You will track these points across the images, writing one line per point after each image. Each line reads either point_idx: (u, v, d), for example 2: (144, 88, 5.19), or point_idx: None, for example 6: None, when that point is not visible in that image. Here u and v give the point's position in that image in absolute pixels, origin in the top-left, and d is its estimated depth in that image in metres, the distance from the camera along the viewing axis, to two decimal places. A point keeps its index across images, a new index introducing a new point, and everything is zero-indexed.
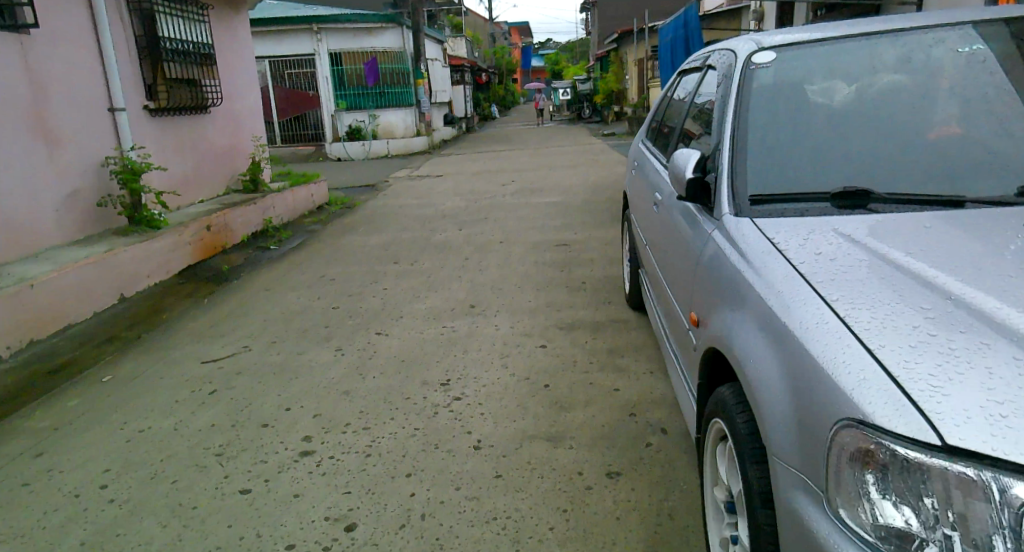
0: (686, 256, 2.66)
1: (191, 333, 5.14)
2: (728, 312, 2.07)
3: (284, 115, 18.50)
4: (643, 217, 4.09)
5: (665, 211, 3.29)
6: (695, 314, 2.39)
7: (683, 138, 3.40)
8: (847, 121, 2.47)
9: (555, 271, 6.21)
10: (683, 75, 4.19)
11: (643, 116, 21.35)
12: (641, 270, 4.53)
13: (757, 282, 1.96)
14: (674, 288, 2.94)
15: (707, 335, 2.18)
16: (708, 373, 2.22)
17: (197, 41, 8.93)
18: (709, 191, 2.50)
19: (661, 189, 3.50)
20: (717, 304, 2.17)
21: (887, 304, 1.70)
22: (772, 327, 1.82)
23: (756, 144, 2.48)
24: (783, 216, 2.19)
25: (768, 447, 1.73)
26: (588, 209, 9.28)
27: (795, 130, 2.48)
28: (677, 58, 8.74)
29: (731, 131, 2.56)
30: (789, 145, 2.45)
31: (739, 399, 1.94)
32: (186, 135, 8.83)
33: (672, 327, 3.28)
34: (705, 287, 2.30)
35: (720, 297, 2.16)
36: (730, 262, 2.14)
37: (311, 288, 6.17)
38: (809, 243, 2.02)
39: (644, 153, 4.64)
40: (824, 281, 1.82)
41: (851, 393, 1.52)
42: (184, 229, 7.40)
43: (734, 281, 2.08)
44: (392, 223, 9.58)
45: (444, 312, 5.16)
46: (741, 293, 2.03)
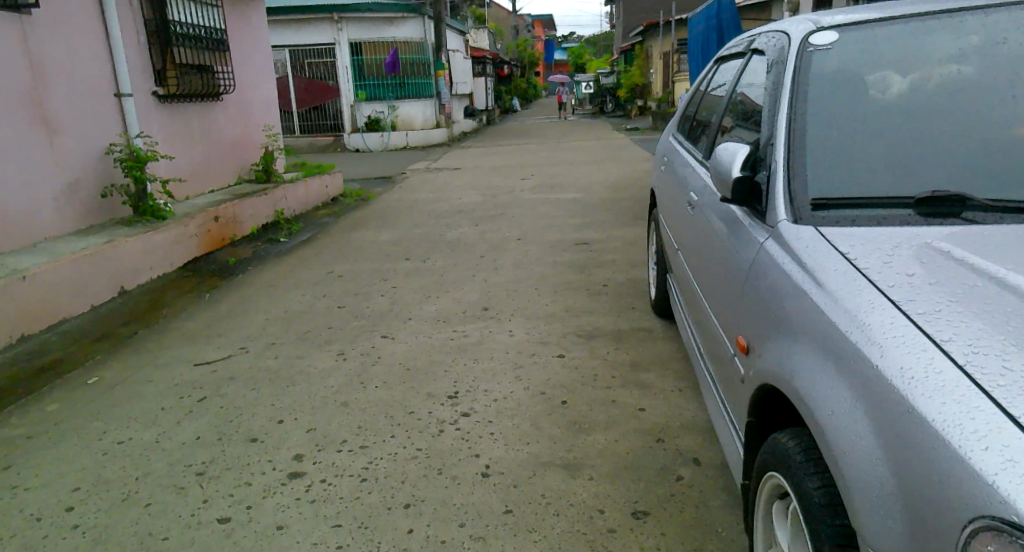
0: (727, 269, 2.31)
1: (188, 332, 4.86)
2: (788, 343, 1.71)
3: (303, 105, 18.03)
4: (674, 218, 3.74)
5: (700, 214, 2.94)
6: (742, 339, 2.03)
7: (722, 133, 3.04)
8: (909, 118, 2.11)
9: (574, 273, 5.87)
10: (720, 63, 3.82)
11: (667, 111, 20.90)
12: (668, 273, 4.19)
13: (832, 311, 1.59)
14: (712, 303, 2.59)
15: (759, 367, 1.82)
16: (758, 412, 1.87)
17: (209, 26, 8.65)
18: (758, 194, 2.14)
19: (696, 188, 3.14)
20: (770, 330, 1.81)
21: (1017, 347, 1.34)
22: (856, 370, 1.46)
23: (819, 141, 2.11)
24: (854, 227, 1.83)
25: (861, 529, 1.37)
26: (610, 207, 8.93)
27: (856, 127, 2.12)
28: (707, 49, 8.36)
29: (785, 124, 2.19)
30: (849, 144, 2.08)
31: (804, 453, 1.59)
32: (195, 124, 8.56)
33: (707, 344, 2.94)
34: (754, 309, 1.94)
35: (774, 321, 1.80)
36: (790, 281, 1.78)
37: (317, 286, 5.88)
38: (894, 262, 1.65)
39: (675, 146, 4.28)
40: (928, 315, 1.46)
41: (993, 480, 1.16)
42: (189, 221, 7.14)
43: (794, 303, 1.72)
44: (407, 217, 9.29)
45: (454, 316, 4.84)
46: (805, 318, 1.67)
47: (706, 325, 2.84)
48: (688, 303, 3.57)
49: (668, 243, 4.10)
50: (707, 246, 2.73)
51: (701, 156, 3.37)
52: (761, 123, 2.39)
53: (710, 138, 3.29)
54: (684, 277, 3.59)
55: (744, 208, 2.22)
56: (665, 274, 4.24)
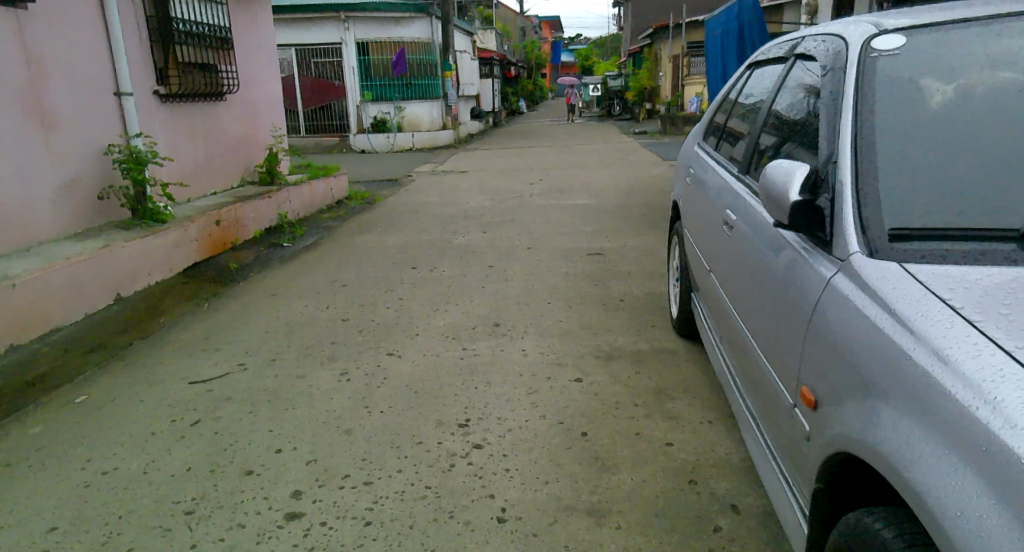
0: (782, 302, 2.09)
1: (184, 344, 4.61)
2: (878, 403, 1.50)
3: (309, 105, 18.10)
4: (706, 231, 3.51)
5: (740, 235, 2.72)
6: (807, 386, 1.82)
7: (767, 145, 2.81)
8: (965, 131, 1.90)
9: (588, 285, 5.61)
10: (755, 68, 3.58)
11: (676, 115, 20.64)
12: (693, 288, 3.96)
13: (940, 373, 1.39)
14: (761, 337, 2.37)
15: (838, 426, 1.61)
16: (835, 471, 1.67)
17: (213, 24, 8.41)
18: (820, 220, 1.92)
19: (735, 205, 2.92)
20: (855, 384, 1.59)
21: None
22: (983, 455, 1.26)
23: (896, 162, 1.88)
24: (951, 267, 1.62)
25: None
26: (622, 213, 8.68)
27: (913, 141, 1.91)
28: (725, 52, 8.10)
29: (851, 140, 1.96)
30: (912, 166, 1.87)
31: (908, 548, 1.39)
32: (198, 123, 8.33)
33: (746, 375, 2.72)
34: (826, 355, 1.72)
35: (858, 375, 1.58)
36: (878, 329, 1.56)
37: (321, 296, 5.63)
38: (1008, 315, 1.45)
39: (704, 152, 4.04)
40: None
41: None
42: (190, 225, 6.91)
43: (883, 357, 1.52)
44: (413, 221, 9.06)
45: (464, 332, 4.58)
46: (905, 381, 1.44)
47: (747, 356, 2.62)
48: (719, 324, 3.35)
49: (694, 257, 3.88)
50: (751, 273, 2.52)
51: (738, 170, 3.15)
52: (819, 137, 2.16)
53: (748, 151, 3.07)
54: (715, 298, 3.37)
55: (802, 234, 2.00)
56: (689, 289, 4.02)
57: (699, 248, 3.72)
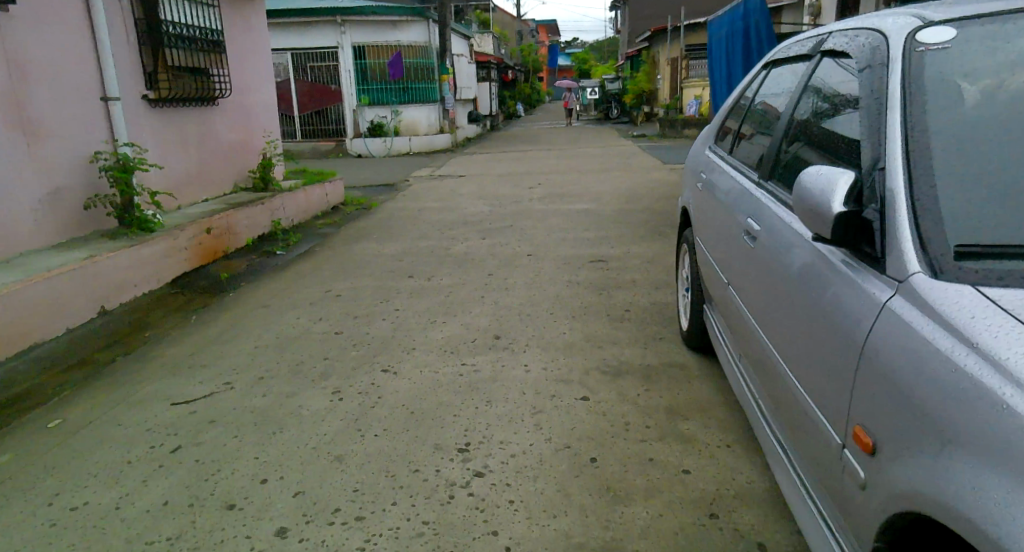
0: (822, 322, 1.92)
1: (169, 361, 4.39)
2: (964, 454, 1.34)
3: (306, 110, 17.94)
4: (722, 240, 3.34)
5: (767, 249, 2.56)
6: (862, 423, 1.66)
7: (795, 149, 2.64)
8: (1008, 135, 1.74)
9: (592, 294, 5.39)
10: (774, 68, 3.41)
11: (676, 118, 20.47)
12: (704, 300, 3.78)
13: None
14: (793, 358, 2.20)
15: (913, 477, 1.45)
16: (907, 525, 1.50)
17: (204, 27, 8.18)
18: (869, 235, 1.77)
19: (758, 213, 2.75)
20: (935, 425, 1.42)
21: None
22: None
23: (957, 171, 1.72)
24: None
25: None
26: (624, 219, 8.46)
27: (960, 145, 1.76)
28: (730, 53, 7.89)
29: (901, 146, 1.80)
30: (968, 172, 1.71)
31: None
32: (190, 129, 8.11)
33: (772, 395, 2.54)
34: (894, 387, 1.55)
35: (940, 415, 1.41)
36: (960, 368, 1.40)
37: (314, 307, 5.40)
38: None
39: (717, 157, 3.87)
40: None
41: None
42: (179, 234, 6.69)
43: (970, 403, 1.36)
44: (411, 228, 8.84)
45: (463, 346, 4.36)
46: (999, 434, 1.29)
47: (774, 377, 2.45)
48: (736, 338, 3.17)
49: (706, 266, 3.70)
50: (780, 291, 2.35)
51: (759, 176, 2.97)
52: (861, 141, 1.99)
53: (770, 155, 2.90)
54: (732, 311, 3.19)
55: (847, 250, 1.85)
56: (699, 300, 3.84)
57: (712, 258, 3.54)
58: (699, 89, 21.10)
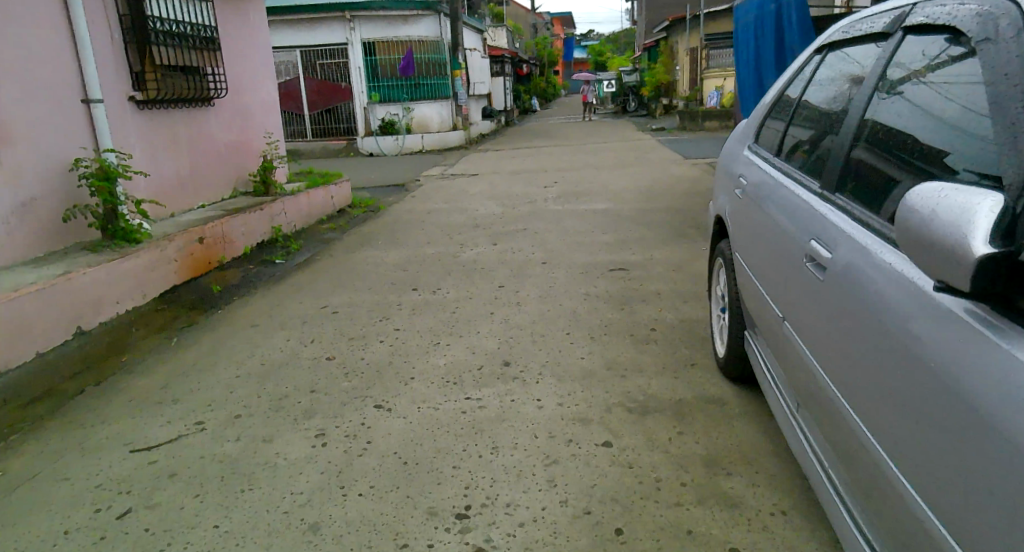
0: (966, 401, 1.47)
1: (140, 393, 3.91)
2: None
3: (314, 108, 17.49)
4: (766, 253, 2.89)
5: (841, 281, 2.10)
6: None
7: (877, 153, 2.18)
8: None
9: (613, 310, 4.86)
10: (830, 57, 2.94)
11: (696, 110, 19.80)
12: (740, 318, 3.33)
13: None
14: (886, 421, 1.76)
15: None
16: None
17: (198, 23, 7.68)
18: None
19: (824, 231, 2.30)
20: None
21: None
22: None
23: None
24: None
25: None
26: (645, 221, 7.90)
27: None
28: (759, 39, 7.31)
29: None
30: None
31: None
32: (182, 132, 7.66)
33: (838, 452, 2.12)
34: None
35: None
36: None
37: (307, 326, 4.91)
38: None
39: (760, 154, 3.41)
40: None
41: None
42: (167, 243, 6.18)
43: None
44: (418, 232, 8.34)
45: (468, 377, 3.84)
46: None
47: (847, 434, 2.02)
48: (780, 368, 2.74)
49: (743, 283, 3.26)
50: (868, 340, 1.89)
51: (821, 187, 2.51)
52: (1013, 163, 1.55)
53: (837, 163, 2.43)
54: (776, 337, 2.75)
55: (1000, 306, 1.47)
56: (731, 319, 3.39)
57: (751, 273, 3.10)
58: (718, 80, 20.41)
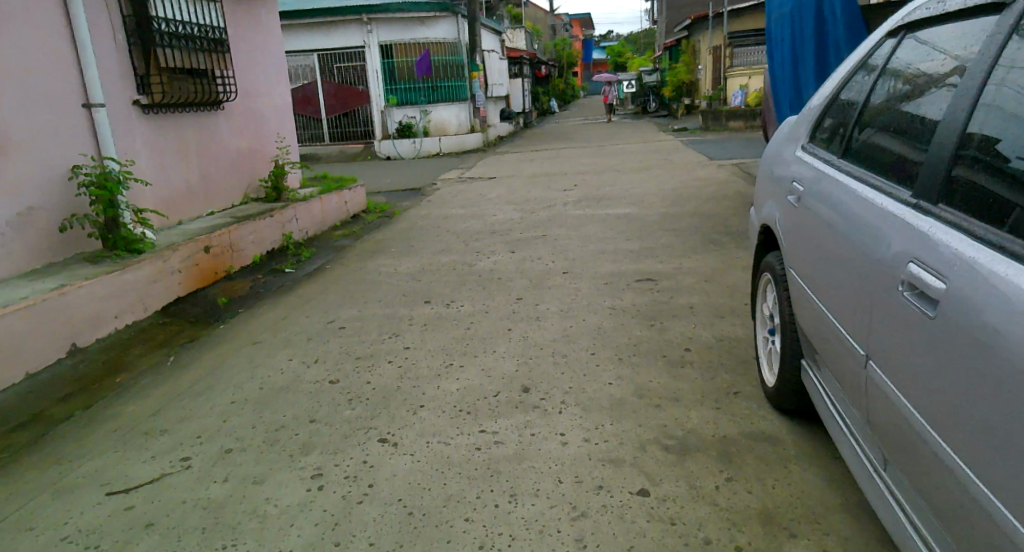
0: None
1: (128, 416, 3.53)
2: None
3: (333, 112, 17.25)
4: (833, 268, 2.50)
5: (960, 319, 1.70)
6: None
7: (1008, 157, 1.78)
8: None
9: (641, 326, 4.46)
10: (914, 44, 2.53)
11: (719, 110, 19.36)
12: (797, 342, 2.94)
13: None
14: None
15: None
16: None
17: (207, 25, 7.29)
18: None
19: (927, 254, 1.90)
20: None
21: None
22: None
23: None
24: None
25: None
26: (672, 227, 7.49)
27: None
28: (797, 33, 6.88)
29: None
30: None
31: None
32: (192, 138, 7.28)
33: (950, 523, 1.74)
34: None
35: None
36: None
37: (313, 343, 4.55)
38: None
39: (818, 153, 3.02)
40: None
41: None
42: (173, 254, 5.73)
43: None
44: (434, 239, 8.01)
45: (484, 406, 3.46)
46: None
47: (970, 508, 1.64)
48: (855, 404, 2.35)
49: (799, 301, 2.87)
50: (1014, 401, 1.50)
51: (916, 198, 2.11)
52: None
53: (941, 169, 2.03)
54: (849, 368, 2.37)
55: None
56: (785, 343, 3.00)
57: (811, 290, 2.72)
58: (742, 79, 19.98)
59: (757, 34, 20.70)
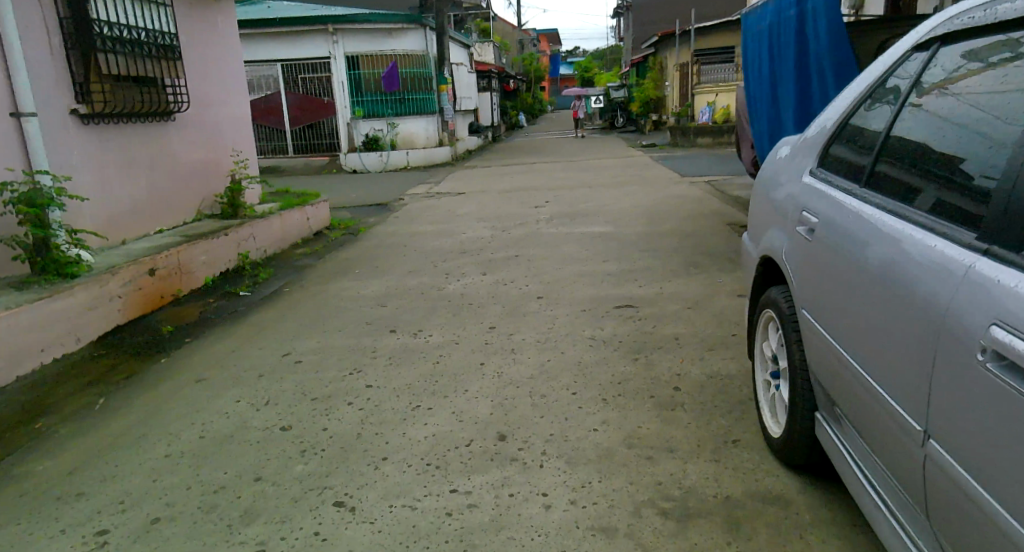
0: None
1: (43, 473, 3.08)
2: None
3: (298, 124, 16.76)
4: (865, 312, 2.19)
5: None
6: None
7: None
8: None
9: (626, 359, 4.11)
10: (957, 59, 2.23)
11: (688, 126, 19.25)
12: (811, 390, 2.61)
13: None
14: None
15: None
16: None
17: (155, 30, 6.83)
18: None
19: (1016, 316, 1.57)
20: None
21: None
22: None
23: None
24: None
25: None
26: (650, 247, 7.19)
27: None
28: (777, 53, 6.60)
29: None
30: None
31: None
32: (139, 151, 6.79)
33: None
34: None
35: None
36: None
37: (264, 380, 4.11)
38: None
39: (833, 178, 2.71)
40: None
41: None
42: (110, 279, 5.26)
43: None
44: (400, 259, 7.59)
45: (455, 459, 3.06)
46: None
47: None
48: (900, 476, 2.03)
49: (813, 345, 2.55)
50: None
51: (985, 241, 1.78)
52: None
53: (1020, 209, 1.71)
54: (892, 431, 2.05)
55: None
56: (796, 390, 2.67)
57: (834, 336, 2.39)
58: (711, 96, 19.93)
59: (724, 51, 20.73)
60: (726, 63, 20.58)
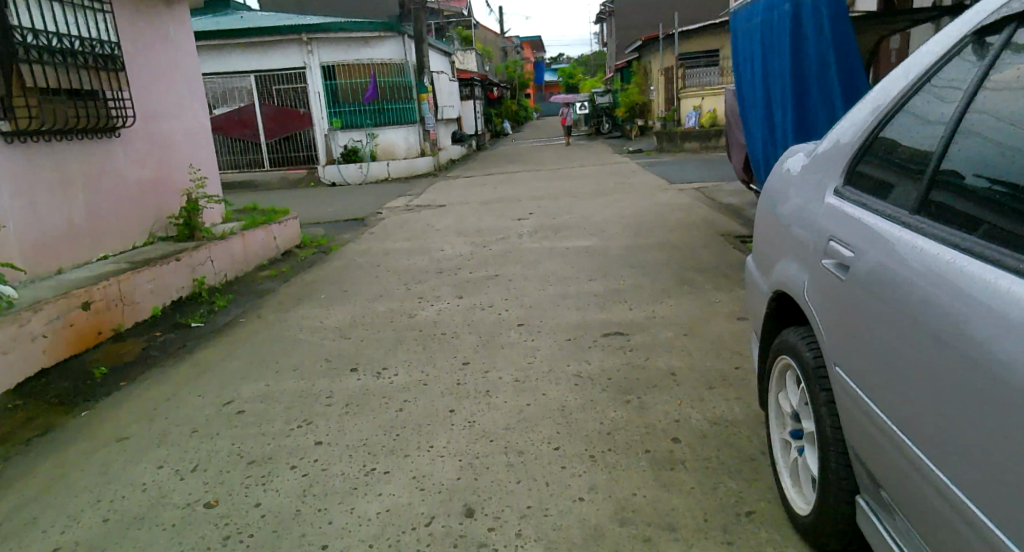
0: None
1: None
2: None
3: (273, 136, 16.19)
4: (930, 382, 1.62)
5: None
6: None
7: None
8: None
9: (615, 402, 3.56)
10: None
11: (673, 131, 18.79)
12: (848, 466, 2.01)
13: None
14: None
15: None
16: None
17: (91, 38, 6.33)
18: None
19: None
20: None
21: None
22: None
23: None
24: None
25: None
26: (639, 263, 6.66)
27: None
28: (769, 51, 6.11)
29: None
30: None
31: None
32: (76, 171, 6.26)
33: None
34: None
35: None
36: None
37: (196, 438, 3.53)
38: None
39: (869, 199, 2.13)
40: None
41: None
42: (29, 318, 4.73)
43: None
44: (370, 281, 7.03)
45: (409, 546, 2.52)
46: None
47: None
48: None
49: (848, 411, 1.97)
50: None
51: None
52: None
53: None
54: None
55: None
56: (827, 463, 2.07)
57: (881, 410, 1.81)
58: (697, 99, 19.50)
59: (708, 54, 20.33)
60: (709, 66, 20.22)
